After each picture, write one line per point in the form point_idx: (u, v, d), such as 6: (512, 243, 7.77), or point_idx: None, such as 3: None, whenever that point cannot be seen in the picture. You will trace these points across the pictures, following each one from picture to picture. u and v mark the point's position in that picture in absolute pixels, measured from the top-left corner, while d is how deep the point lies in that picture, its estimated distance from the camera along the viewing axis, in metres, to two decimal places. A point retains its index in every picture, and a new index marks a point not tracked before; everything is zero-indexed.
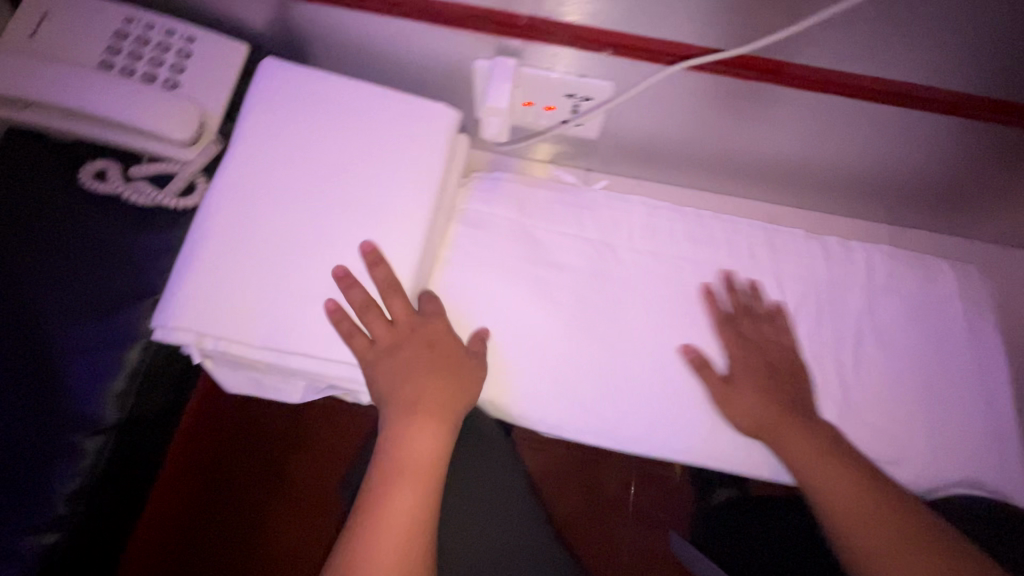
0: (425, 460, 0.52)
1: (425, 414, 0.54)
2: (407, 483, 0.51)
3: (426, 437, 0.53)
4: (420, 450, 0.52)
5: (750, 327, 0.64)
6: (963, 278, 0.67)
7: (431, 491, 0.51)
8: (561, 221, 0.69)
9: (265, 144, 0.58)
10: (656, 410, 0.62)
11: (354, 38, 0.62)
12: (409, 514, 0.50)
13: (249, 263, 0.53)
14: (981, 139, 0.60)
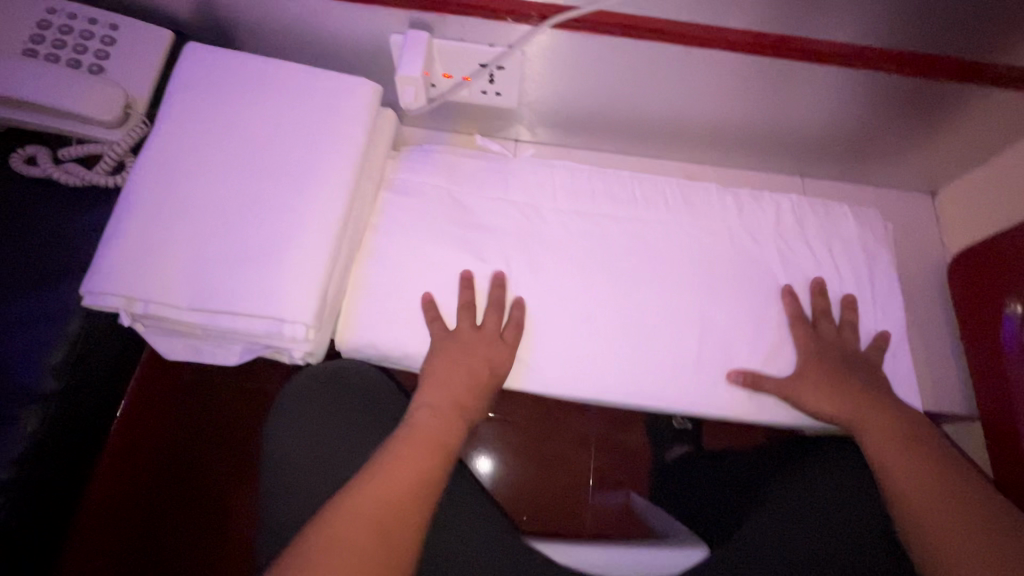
0: (436, 435, 0.55)
1: (459, 395, 0.59)
2: (423, 449, 0.54)
3: (444, 416, 0.57)
4: (433, 425, 0.56)
5: (831, 330, 0.66)
6: (865, 222, 0.73)
7: (440, 464, 0.54)
8: (488, 185, 0.71)
9: (191, 121, 0.61)
10: (584, 362, 0.65)
11: (270, 18, 0.64)
12: (416, 474, 0.52)
13: (175, 231, 0.56)
14: (884, 87, 0.64)
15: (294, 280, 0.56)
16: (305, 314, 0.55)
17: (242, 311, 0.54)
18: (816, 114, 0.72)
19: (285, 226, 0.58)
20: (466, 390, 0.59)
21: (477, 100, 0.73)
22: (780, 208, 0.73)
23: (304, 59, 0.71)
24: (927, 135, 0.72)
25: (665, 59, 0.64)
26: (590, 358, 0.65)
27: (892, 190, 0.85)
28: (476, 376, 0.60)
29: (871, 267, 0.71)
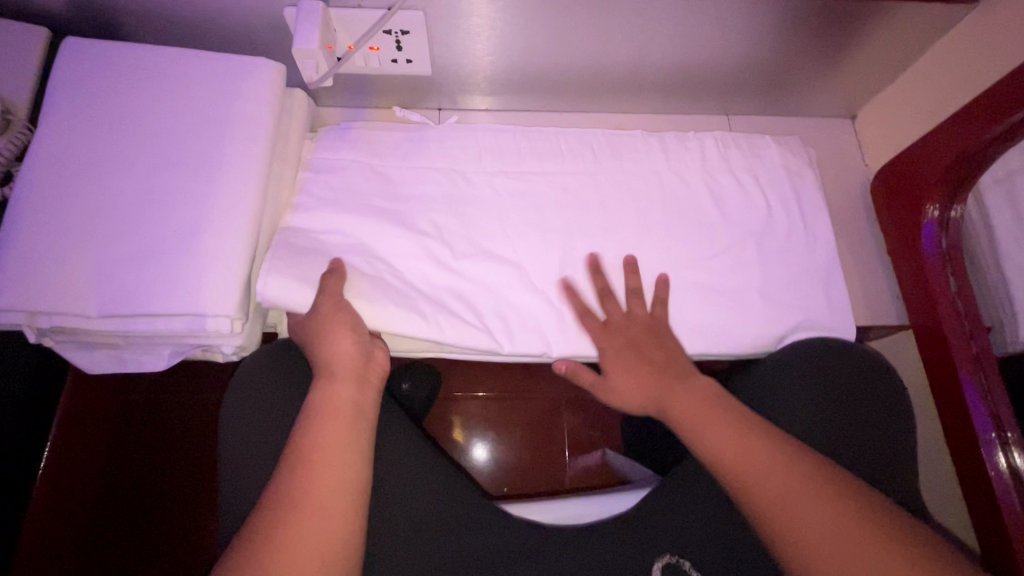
0: (343, 411, 0.50)
1: (350, 369, 0.54)
2: (329, 429, 0.49)
3: (346, 389, 0.52)
4: (337, 402, 0.51)
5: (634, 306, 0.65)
6: (787, 150, 0.74)
7: (350, 438, 0.49)
8: (411, 157, 0.69)
9: (76, 119, 0.57)
10: (528, 316, 0.64)
11: (153, 4, 0.61)
12: (333, 458, 0.47)
13: (72, 237, 0.53)
14: (786, 14, 0.64)
15: (211, 274, 0.53)
16: (227, 306, 0.53)
17: (156, 311, 0.52)
18: (733, 50, 0.71)
19: (195, 219, 0.55)
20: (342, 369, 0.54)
21: (388, 70, 0.72)
22: (703, 145, 0.73)
23: (198, 44, 0.67)
24: (838, 60, 0.73)
25: (570, 5, 0.63)
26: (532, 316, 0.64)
27: (814, 119, 0.87)
28: (341, 349, 0.55)
29: (797, 193, 0.72)
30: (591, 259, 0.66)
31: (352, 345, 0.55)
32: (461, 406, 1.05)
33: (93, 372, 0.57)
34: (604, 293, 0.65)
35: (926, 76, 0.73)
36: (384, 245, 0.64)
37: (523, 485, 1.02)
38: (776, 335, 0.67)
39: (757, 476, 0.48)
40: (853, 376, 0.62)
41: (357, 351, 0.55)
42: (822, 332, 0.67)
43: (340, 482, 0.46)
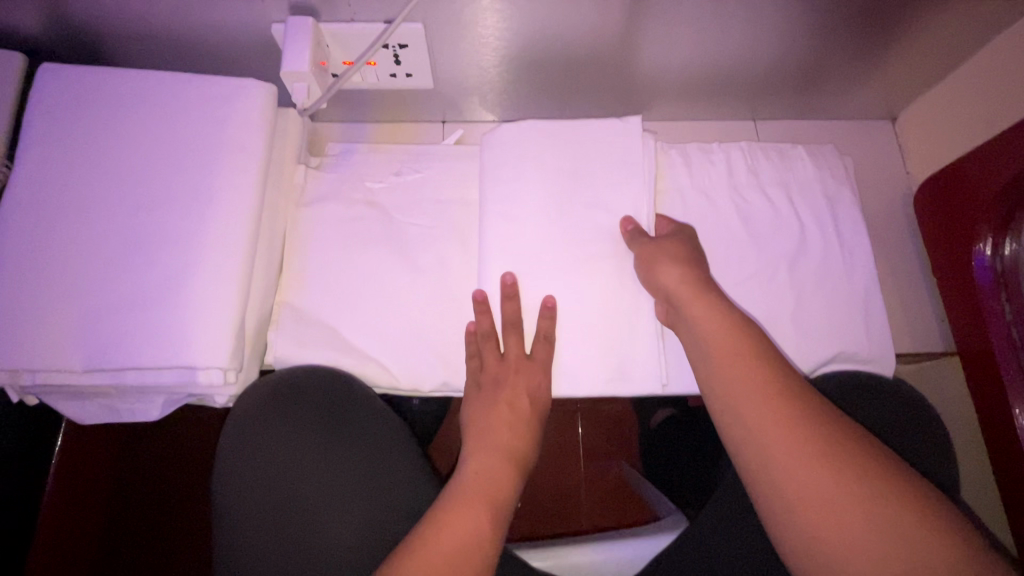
0: (487, 489, 0.51)
1: (507, 450, 0.55)
2: (477, 501, 0.49)
3: (496, 467, 0.53)
4: (481, 477, 0.52)
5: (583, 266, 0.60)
6: (819, 158, 0.68)
7: (498, 516, 0.49)
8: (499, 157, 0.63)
9: (54, 157, 0.54)
10: (587, 342, 0.59)
11: (135, 24, 0.56)
12: (473, 525, 0.47)
13: (55, 287, 0.50)
14: (824, 14, 0.58)
15: (202, 323, 0.50)
16: (220, 357, 0.50)
17: (146, 364, 0.49)
18: (761, 52, 0.65)
19: (184, 262, 0.52)
20: (514, 441, 0.55)
21: (388, 84, 0.67)
22: (730, 157, 0.67)
23: (186, 64, 0.63)
24: (879, 62, 0.67)
25: (582, 12, 0.57)
26: (503, 316, 0.58)
27: (850, 120, 0.80)
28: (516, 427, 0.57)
29: (832, 208, 0.66)
30: (557, 218, 0.61)
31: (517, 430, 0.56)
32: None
33: (85, 422, 0.55)
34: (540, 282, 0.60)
35: (977, 77, 0.65)
36: (391, 285, 0.63)
37: (538, 507, 0.95)
38: (808, 365, 0.62)
39: (746, 410, 0.48)
40: (874, 389, 0.60)
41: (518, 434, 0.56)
42: (858, 358, 0.62)
43: (469, 551, 0.46)
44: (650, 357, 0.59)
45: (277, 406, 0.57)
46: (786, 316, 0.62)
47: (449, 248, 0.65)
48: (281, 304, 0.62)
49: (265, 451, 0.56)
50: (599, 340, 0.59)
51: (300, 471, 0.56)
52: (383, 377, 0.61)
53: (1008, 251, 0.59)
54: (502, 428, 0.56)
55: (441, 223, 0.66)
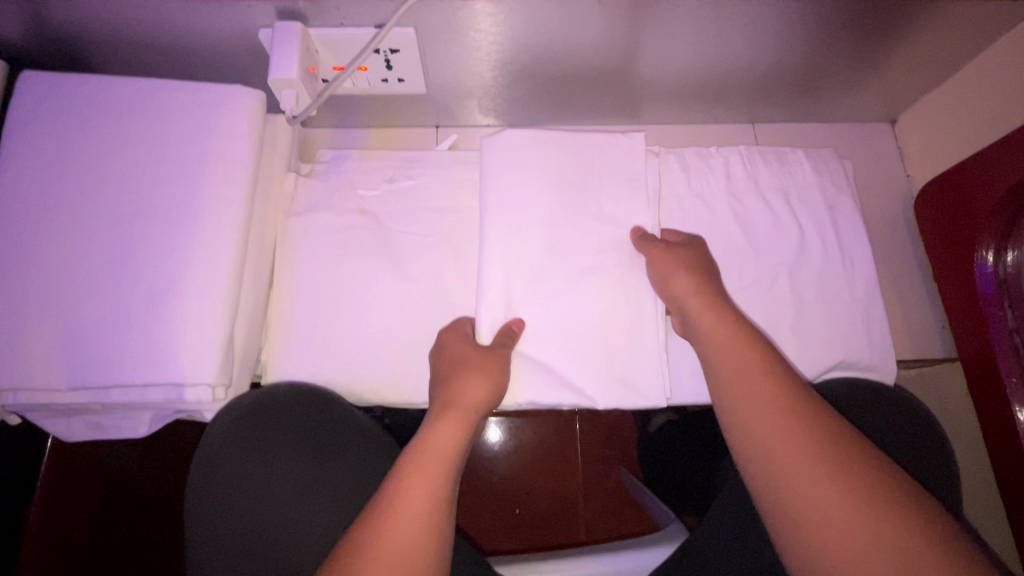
0: (441, 456, 0.49)
1: (462, 411, 0.52)
2: (425, 474, 0.47)
3: (451, 432, 0.51)
4: (437, 444, 0.50)
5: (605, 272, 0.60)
6: (819, 162, 0.67)
7: (445, 491, 0.47)
8: (495, 164, 0.61)
9: (34, 168, 0.53)
10: (586, 353, 0.58)
11: (118, 29, 0.55)
12: (424, 502, 0.45)
13: (36, 303, 0.49)
14: (823, 18, 0.57)
15: (188, 339, 0.49)
16: (207, 373, 0.49)
17: (131, 381, 0.48)
18: (759, 55, 0.64)
19: (170, 276, 0.51)
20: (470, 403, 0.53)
21: (380, 90, 0.65)
22: (728, 162, 0.66)
23: (172, 71, 0.62)
24: (878, 65, 0.66)
25: (576, 18, 0.56)
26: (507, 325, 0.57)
27: (849, 123, 0.79)
28: (471, 389, 0.53)
29: (832, 213, 0.65)
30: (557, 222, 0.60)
31: (480, 396, 0.53)
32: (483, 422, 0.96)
33: (71, 439, 0.54)
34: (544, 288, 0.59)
35: (979, 79, 0.64)
36: (385, 296, 0.62)
37: (536, 513, 0.95)
38: (810, 373, 0.61)
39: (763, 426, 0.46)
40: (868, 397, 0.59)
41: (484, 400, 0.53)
42: (859, 365, 0.61)
43: (422, 527, 0.44)
44: (650, 368, 0.58)
45: (246, 424, 0.56)
46: (786, 322, 0.62)
47: (444, 258, 0.63)
48: (273, 314, 0.61)
49: (236, 463, 0.56)
50: (604, 346, 0.58)
51: (283, 474, 0.56)
52: (379, 390, 0.60)
53: (1011, 259, 0.58)
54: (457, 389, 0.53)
55: (434, 231, 0.64)
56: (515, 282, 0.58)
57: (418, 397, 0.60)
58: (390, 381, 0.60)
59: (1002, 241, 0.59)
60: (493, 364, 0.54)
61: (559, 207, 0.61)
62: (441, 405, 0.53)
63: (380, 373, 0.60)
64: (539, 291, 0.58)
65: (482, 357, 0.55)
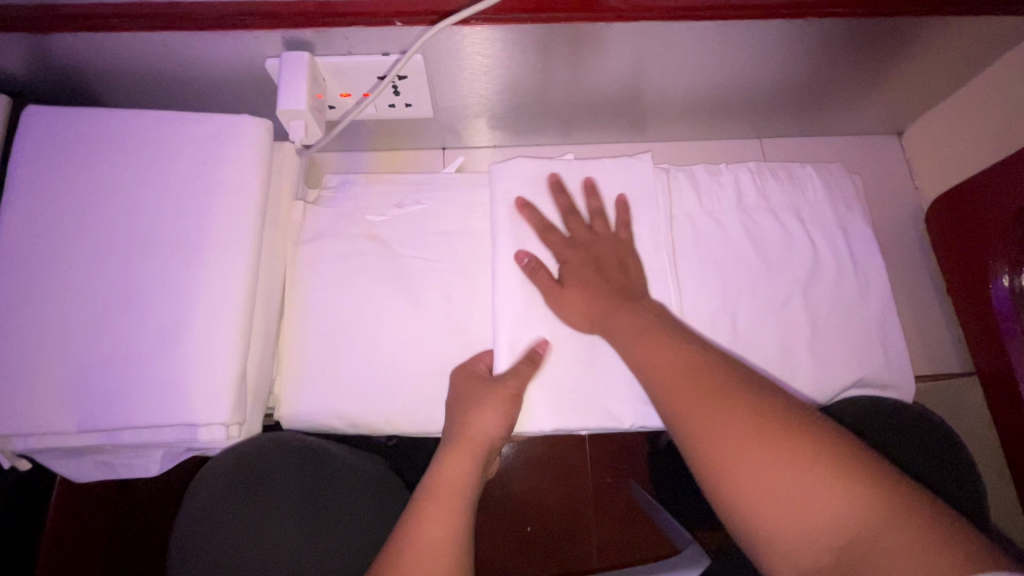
0: (454, 490, 0.48)
1: (471, 443, 0.51)
2: (440, 511, 0.46)
3: (461, 465, 0.49)
4: (450, 478, 0.48)
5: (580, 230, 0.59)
6: (828, 177, 0.67)
7: (463, 526, 0.46)
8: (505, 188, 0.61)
9: (41, 206, 0.52)
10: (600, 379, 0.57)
11: (123, 63, 0.54)
12: (443, 539, 0.44)
13: (45, 344, 0.48)
14: (830, 36, 0.57)
15: (199, 377, 0.48)
16: (219, 412, 0.48)
17: (144, 424, 0.47)
18: (767, 72, 0.64)
19: (181, 314, 0.50)
20: (479, 435, 0.51)
21: (387, 115, 0.65)
22: (738, 180, 0.66)
23: (177, 102, 0.61)
24: (885, 78, 0.66)
25: (585, 42, 0.56)
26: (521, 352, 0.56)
27: (855, 136, 0.79)
28: (481, 421, 0.52)
29: (843, 229, 0.65)
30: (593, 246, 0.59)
31: (490, 428, 0.52)
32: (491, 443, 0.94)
33: (81, 480, 0.53)
34: (572, 212, 0.60)
35: (988, 91, 0.64)
36: (396, 323, 0.61)
37: (548, 532, 0.94)
38: (827, 392, 0.60)
39: (684, 389, 0.44)
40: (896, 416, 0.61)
41: (496, 434, 0.52)
42: (877, 384, 0.61)
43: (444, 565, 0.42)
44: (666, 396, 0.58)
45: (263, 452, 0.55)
46: (801, 341, 0.61)
47: (456, 284, 0.63)
48: (284, 344, 0.60)
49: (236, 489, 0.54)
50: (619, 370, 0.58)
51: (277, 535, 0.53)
52: (393, 422, 0.59)
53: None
54: (463, 422, 0.52)
55: (444, 255, 0.64)
56: (529, 306, 0.57)
57: (432, 427, 0.59)
58: (403, 411, 0.59)
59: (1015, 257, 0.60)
60: (498, 396, 0.53)
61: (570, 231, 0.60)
62: (449, 439, 0.52)
63: (393, 403, 0.59)
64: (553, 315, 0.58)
65: (492, 397, 0.53)
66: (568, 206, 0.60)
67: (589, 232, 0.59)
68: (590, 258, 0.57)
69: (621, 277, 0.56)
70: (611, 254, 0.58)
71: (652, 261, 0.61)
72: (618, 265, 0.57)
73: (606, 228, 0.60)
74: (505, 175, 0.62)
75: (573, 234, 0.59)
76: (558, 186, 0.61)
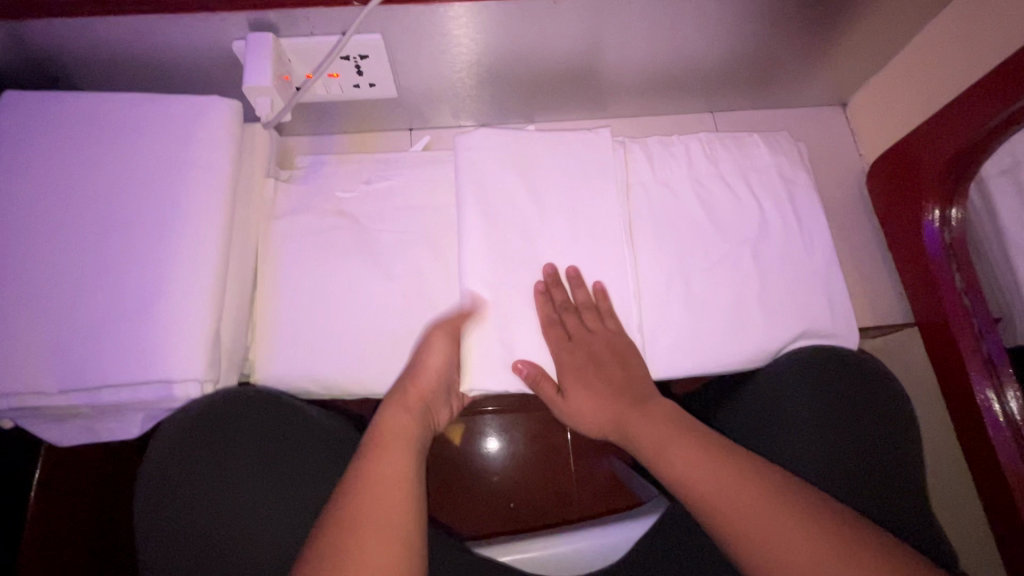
0: (403, 434, 0.54)
1: (414, 395, 0.58)
2: (393, 451, 0.52)
3: (406, 413, 0.56)
4: (397, 423, 0.55)
5: (577, 324, 0.62)
6: (774, 144, 0.71)
7: (413, 464, 0.52)
8: (465, 162, 0.64)
9: (20, 183, 0.54)
10: (558, 338, 0.61)
11: (96, 47, 0.57)
12: (396, 475, 0.49)
13: (27, 310, 0.51)
14: (766, 10, 0.61)
15: (176, 338, 0.51)
16: (196, 371, 0.51)
17: (122, 381, 0.50)
18: (715, 47, 0.67)
19: (155, 280, 0.53)
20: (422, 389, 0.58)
21: (352, 96, 0.68)
22: (689, 149, 0.70)
23: (152, 86, 0.64)
24: (825, 50, 0.70)
25: (536, 19, 0.59)
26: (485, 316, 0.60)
27: (804, 109, 0.83)
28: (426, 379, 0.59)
29: (789, 192, 0.69)
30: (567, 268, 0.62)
31: (433, 382, 0.59)
32: (470, 413, 0.96)
33: (64, 444, 0.55)
34: (568, 304, 0.62)
35: (920, 60, 0.69)
36: (367, 292, 0.64)
37: (531, 507, 0.95)
38: (774, 345, 0.64)
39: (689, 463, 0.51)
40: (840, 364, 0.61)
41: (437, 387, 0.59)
42: (823, 335, 0.64)
43: (399, 498, 0.48)
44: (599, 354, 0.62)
45: (213, 414, 0.54)
46: (750, 298, 0.65)
47: (422, 254, 0.66)
48: (258, 313, 0.63)
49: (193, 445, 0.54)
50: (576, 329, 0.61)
51: (233, 489, 0.54)
52: (363, 385, 0.61)
53: (956, 221, 0.64)
54: (409, 378, 0.58)
55: (411, 227, 0.67)
56: (490, 271, 0.61)
57: None
58: (374, 374, 0.62)
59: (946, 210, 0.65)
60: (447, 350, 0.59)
61: (528, 199, 0.64)
62: (398, 392, 0.58)
63: (364, 367, 0.62)
64: (513, 279, 0.61)
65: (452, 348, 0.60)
66: (563, 299, 0.62)
67: (587, 330, 0.62)
68: (588, 358, 0.61)
69: (620, 370, 0.61)
70: (610, 349, 0.61)
71: (607, 227, 0.65)
72: (618, 361, 0.61)
73: (598, 319, 0.62)
74: (466, 148, 0.65)
75: (572, 334, 0.62)
76: (553, 277, 0.62)
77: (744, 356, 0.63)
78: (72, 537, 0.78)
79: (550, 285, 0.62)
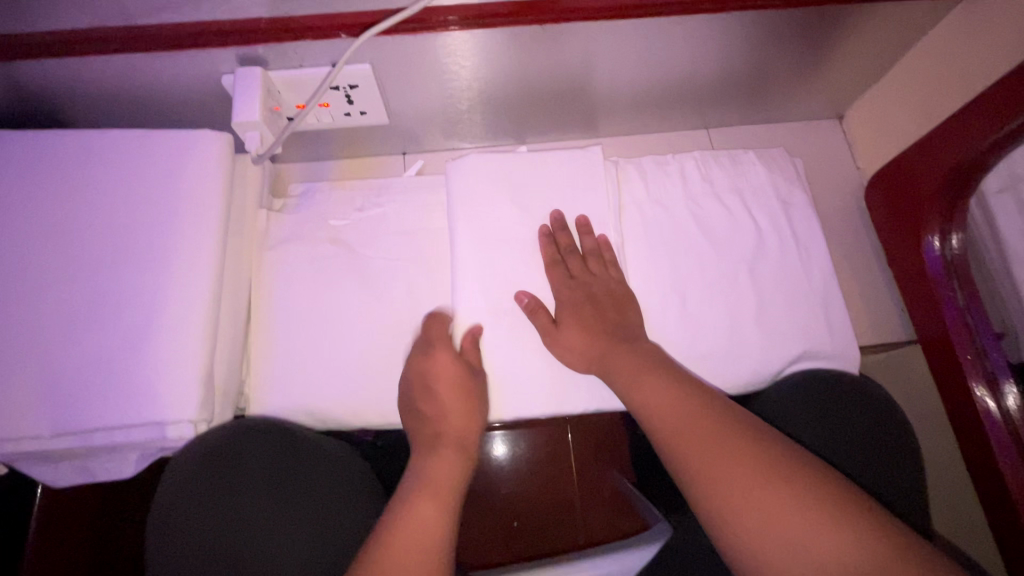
0: (439, 473, 0.52)
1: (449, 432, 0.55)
2: (426, 493, 0.50)
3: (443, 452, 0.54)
4: (434, 462, 0.53)
5: (580, 266, 0.62)
6: (770, 161, 0.70)
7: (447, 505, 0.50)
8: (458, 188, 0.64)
9: (12, 224, 0.54)
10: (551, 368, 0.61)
11: (86, 85, 0.57)
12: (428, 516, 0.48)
13: (18, 354, 0.51)
14: (757, 29, 0.61)
15: (168, 379, 0.51)
16: (189, 410, 0.51)
17: (114, 424, 0.50)
18: (708, 64, 0.67)
19: (147, 319, 0.52)
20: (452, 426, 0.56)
21: (344, 124, 0.68)
22: (683, 168, 0.69)
23: (144, 121, 0.64)
24: (819, 65, 0.69)
25: (526, 44, 0.59)
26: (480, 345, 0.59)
27: (800, 122, 0.82)
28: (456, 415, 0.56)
29: (786, 209, 0.68)
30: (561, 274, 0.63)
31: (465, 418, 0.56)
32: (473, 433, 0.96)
33: (59, 484, 0.55)
34: (572, 249, 0.63)
35: (916, 73, 0.68)
36: (362, 321, 0.63)
37: (535, 527, 0.94)
38: (774, 366, 0.63)
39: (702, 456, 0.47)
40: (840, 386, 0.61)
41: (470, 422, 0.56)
42: (823, 356, 0.63)
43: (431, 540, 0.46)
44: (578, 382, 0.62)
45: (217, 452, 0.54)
46: (747, 319, 0.64)
47: (417, 281, 0.66)
48: (253, 345, 0.62)
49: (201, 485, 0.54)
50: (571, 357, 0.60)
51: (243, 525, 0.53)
52: (358, 419, 0.61)
53: (956, 243, 0.63)
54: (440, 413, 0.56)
55: (405, 254, 0.67)
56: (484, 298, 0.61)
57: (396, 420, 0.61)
58: (369, 407, 0.61)
59: (947, 228, 0.64)
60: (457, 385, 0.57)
61: (521, 224, 0.64)
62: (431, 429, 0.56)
63: (359, 399, 0.61)
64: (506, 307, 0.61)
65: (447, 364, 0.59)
66: (568, 244, 0.63)
67: (589, 272, 0.62)
68: (586, 296, 0.60)
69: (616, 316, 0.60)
70: (610, 296, 0.61)
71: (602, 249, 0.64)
72: (616, 308, 0.60)
73: (603, 267, 0.62)
74: (457, 174, 0.65)
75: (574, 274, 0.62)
76: (561, 224, 0.64)
77: (743, 379, 0.62)
78: (76, 552, 0.78)
79: (555, 229, 0.64)
